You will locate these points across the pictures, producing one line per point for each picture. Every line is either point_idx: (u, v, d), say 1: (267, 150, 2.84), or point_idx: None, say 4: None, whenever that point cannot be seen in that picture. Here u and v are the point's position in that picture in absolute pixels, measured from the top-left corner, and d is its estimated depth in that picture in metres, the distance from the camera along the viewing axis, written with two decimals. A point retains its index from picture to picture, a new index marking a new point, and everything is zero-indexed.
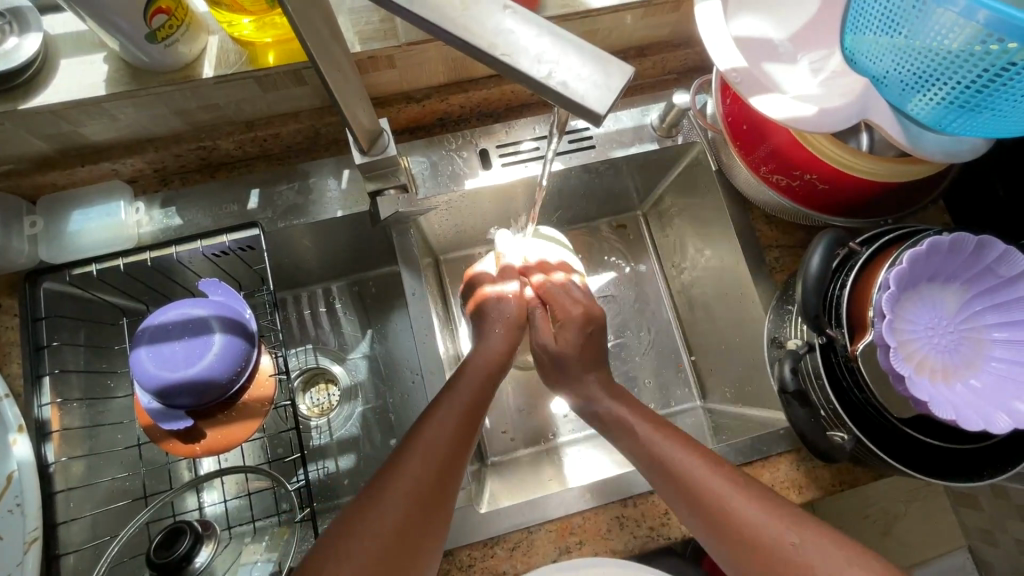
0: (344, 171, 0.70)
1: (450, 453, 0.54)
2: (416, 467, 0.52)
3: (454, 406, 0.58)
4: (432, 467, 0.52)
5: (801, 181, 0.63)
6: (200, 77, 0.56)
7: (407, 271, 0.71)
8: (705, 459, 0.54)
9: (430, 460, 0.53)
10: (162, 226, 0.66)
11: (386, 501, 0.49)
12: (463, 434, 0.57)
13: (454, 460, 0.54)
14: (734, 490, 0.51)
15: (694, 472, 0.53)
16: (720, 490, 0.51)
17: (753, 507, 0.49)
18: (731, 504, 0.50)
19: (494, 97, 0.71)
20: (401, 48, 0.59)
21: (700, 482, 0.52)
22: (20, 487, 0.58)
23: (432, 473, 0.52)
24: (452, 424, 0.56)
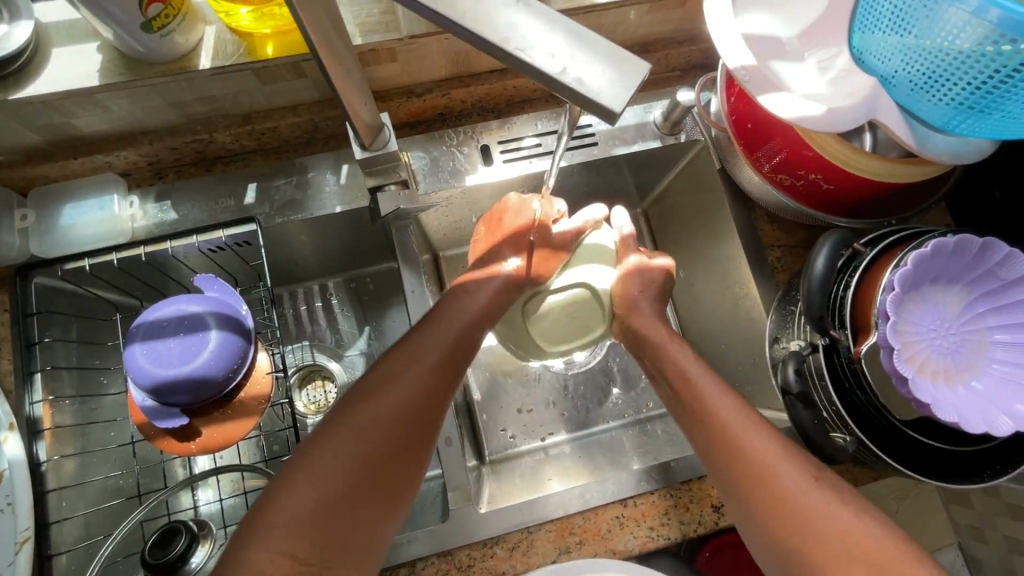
0: (342, 166, 0.69)
1: (432, 376, 0.55)
2: (398, 389, 0.52)
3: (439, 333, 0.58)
4: (413, 391, 0.53)
5: (806, 181, 0.62)
6: (197, 68, 0.55)
7: (406, 268, 0.70)
8: (759, 429, 0.52)
9: (413, 382, 0.53)
10: (156, 220, 0.65)
11: (368, 417, 0.50)
12: (452, 357, 0.57)
13: (437, 384, 0.55)
14: (775, 450, 0.51)
15: (749, 439, 0.51)
16: (771, 462, 0.50)
17: (799, 484, 0.48)
18: (779, 477, 0.49)
19: (496, 92, 0.70)
20: (403, 41, 0.58)
21: (750, 449, 0.51)
22: (10, 485, 0.57)
23: (414, 396, 0.53)
24: (434, 349, 0.57)
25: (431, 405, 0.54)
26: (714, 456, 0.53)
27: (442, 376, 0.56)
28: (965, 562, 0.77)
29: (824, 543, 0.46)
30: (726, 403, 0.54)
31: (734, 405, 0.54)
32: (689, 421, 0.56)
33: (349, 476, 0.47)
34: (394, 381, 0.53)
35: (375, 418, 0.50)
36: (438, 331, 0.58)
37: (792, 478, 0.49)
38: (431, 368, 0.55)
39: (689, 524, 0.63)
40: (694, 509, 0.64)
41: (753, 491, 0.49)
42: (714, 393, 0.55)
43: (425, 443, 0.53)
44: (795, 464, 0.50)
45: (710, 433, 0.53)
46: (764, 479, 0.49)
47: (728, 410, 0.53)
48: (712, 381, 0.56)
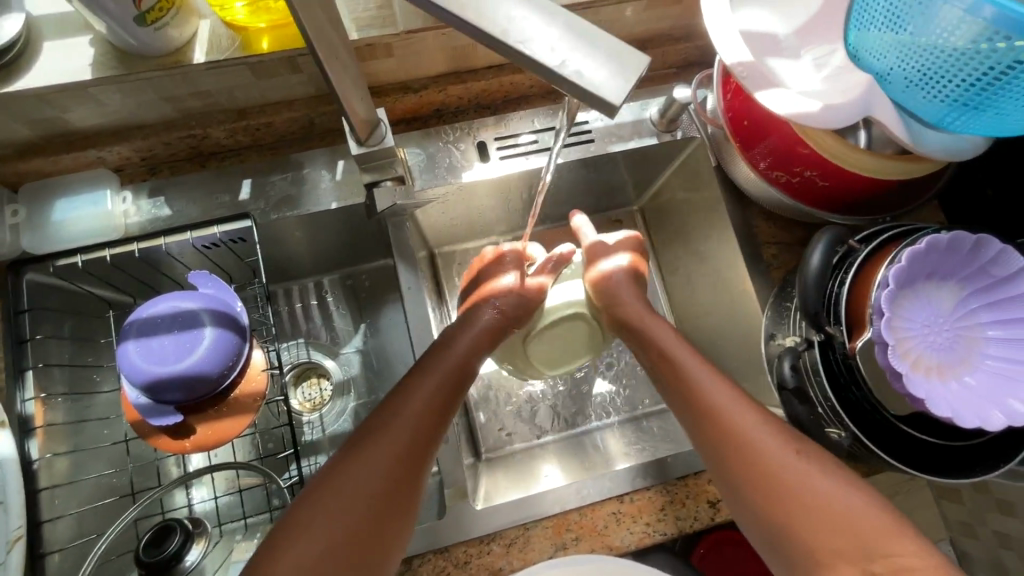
0: (338, 162, 0.68)
1: (425, 427, 0.53)
2: (412, 411, 0.54)
3: (425, 384, 0.57)
4: (404, 444, 0.51)
5: (802, 178, 0.62)
6: (191, 62, 0.54)
7: (402, 265, 0.70)
8: (737, 395, 0.54)
9: (425, 405, 0.55)
10: (150, 216, 0.64)
11: (360, 472, 0.48)
12: (453, 390, 0.59)
13: (428, 438, 0.53)
14: (757, 421, 0.52)
15: (725, 402, 0.53)
16: (750, 424, 0.51)
17: (783, 451, 0.49)
18: (756, 436, 0.50)
19: (493, 88, 0.70)
20: (400, 36, 0.58)
21: (735, 417, 0.52)
22: (2, 485, 0.55)
23: (407, 448, 0.51)
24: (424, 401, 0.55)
25: (421, 458, 0.52)
26: (693, 422, 0.55)
27: (432, 427, 0.54)
28: (955, 555, 0.78)
29: (804, 504, 0.46)
30: (705, 372, 0.57)
31: (712, 375, 0.57)
32: (677, 394, 0.58)
33: (338, 536, 0.45)
34: (404, 410, 0.54)
35: (367, 472, 0.48)
36: (445, 360, 0.60)
37: (772, 441, 0.50)
38: (422, 420, 0.54)
39: (685, 520, 0.63)
40: (690, 504, 0.64)
41: (733, 454, 0.50)
42: (691, 365, 0.58)
43: (415, 498, 0.51)
44: (775, 427, 0.51)
45: (690, 399, 0.56)
46: (744, 438, 0.50)
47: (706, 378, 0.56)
48: (691, 357, 0.60)
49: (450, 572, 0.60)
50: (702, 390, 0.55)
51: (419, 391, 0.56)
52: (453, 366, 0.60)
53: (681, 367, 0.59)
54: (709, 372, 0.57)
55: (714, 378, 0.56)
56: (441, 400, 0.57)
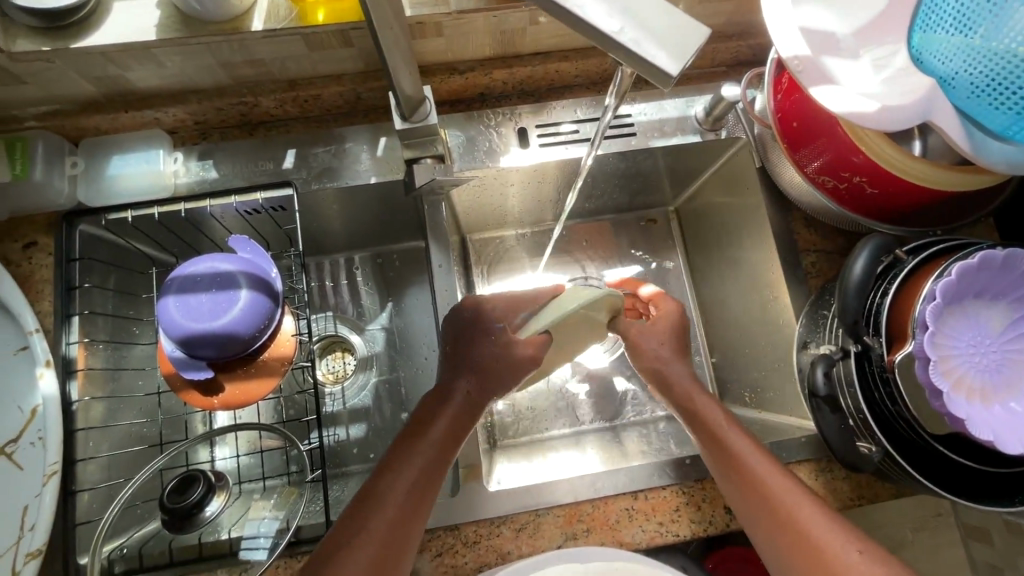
0: (380, 139, 0.69)
1: (444, 446, 0.53)
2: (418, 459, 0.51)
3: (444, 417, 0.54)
4: (413, 491, 0.50)
5: (849, 184, 0.60)
6: (249, 29, 0.56)
7: (435, 244, 0.71)
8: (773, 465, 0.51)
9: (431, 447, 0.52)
10: (198, 177, 0.66)
11: (355, 546, 0.46)
12: (460, 426, 0.54)
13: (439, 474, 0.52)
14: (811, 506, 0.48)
15: (776, 490, 0.49)
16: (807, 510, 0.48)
17: (841, 542, 0.46)
18: (818, 533, 0.46)
19: (538, 76, 0.70)
20: (451, 15, 0.58)
21: (781, 497, 0.49)
22: (44, 422, 0.58)
23: (407, 508, 0.49)
24: (432, 458, 0.52)
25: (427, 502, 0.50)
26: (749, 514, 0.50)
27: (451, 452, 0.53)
28: None
29: None
30: (746, 444, 0.53)
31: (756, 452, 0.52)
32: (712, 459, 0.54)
33: None
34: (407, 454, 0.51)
35: (380, 514, 0.48)
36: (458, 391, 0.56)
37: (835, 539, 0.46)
38: (419, 483, 0.50)
39: (699, 523, 0.62)
40: (705, 508, 0.62)
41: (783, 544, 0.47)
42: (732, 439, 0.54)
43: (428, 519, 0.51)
44: (834, 519, 0.47)
45: (734, 478, 0.52)
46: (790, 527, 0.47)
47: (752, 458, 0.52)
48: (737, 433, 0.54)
49: (460, 550, 0.60)
50: (739, 459, 0.52)
51: (423, 447, 0.52)
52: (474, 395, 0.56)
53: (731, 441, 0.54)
54: (753, 449, 0.53)
55: (758, 449, 0.53)
56: (452, 441, 0.53)
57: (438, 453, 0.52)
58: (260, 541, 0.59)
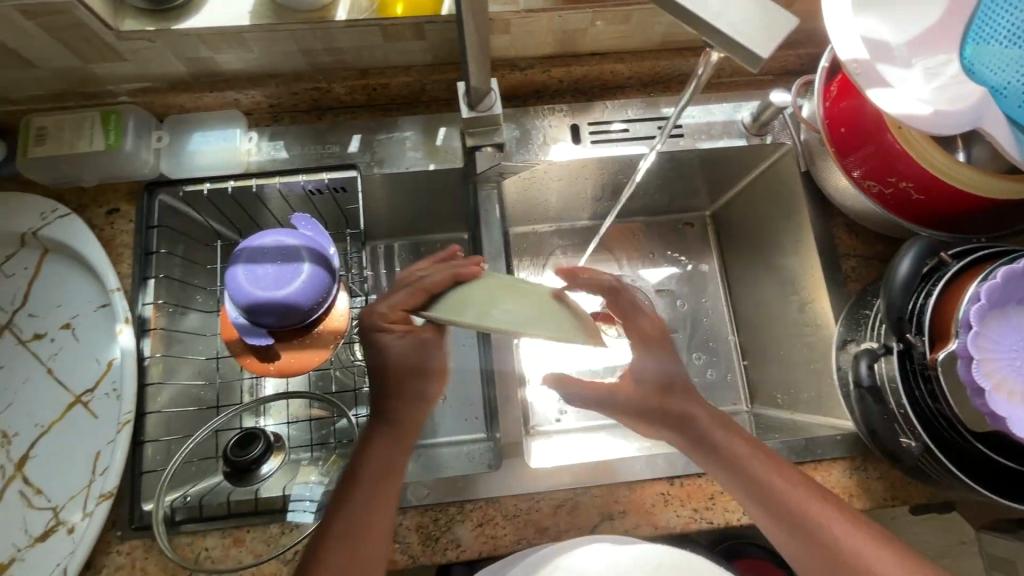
0: (440, 129, 0.73)
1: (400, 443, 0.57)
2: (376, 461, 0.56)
3: (407, 412, 0.59)
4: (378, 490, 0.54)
5: (895, 189, 0.62)
6: (333, 18, 0.60)
7: (486, 232, 0.74)
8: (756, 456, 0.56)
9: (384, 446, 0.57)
10: (269, 156, 0.71)
11: (329, 546, 0.51)
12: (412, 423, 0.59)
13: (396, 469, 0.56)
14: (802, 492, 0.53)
15: (769, 479, 0.54)
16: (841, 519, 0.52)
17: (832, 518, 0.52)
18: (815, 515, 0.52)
19: (593, 75, 0.73)
20: (518, 13, 0.62)
21: (774, 484, 0.54)
22: (119, 374, 0.63)
23: (373, 504, 0.54)
24: (382, 470, 0.56)
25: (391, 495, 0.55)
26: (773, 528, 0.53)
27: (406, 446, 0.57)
28: None
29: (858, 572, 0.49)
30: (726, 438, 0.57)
31: (743, 446, 0.57)
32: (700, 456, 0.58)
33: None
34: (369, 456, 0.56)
35: (355, 515, 0.53)
36: (407, 391, 0.59)
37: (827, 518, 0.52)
38: (380, 482, 0.55)
39: (733, 512, 0.63)
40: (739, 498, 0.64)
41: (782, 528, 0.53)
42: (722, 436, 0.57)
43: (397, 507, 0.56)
44: (816, 496, 0.53)
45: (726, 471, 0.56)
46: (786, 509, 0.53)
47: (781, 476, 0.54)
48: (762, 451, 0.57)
49: (499, 522, 0.63)
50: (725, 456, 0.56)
51: (377, 452, 0.56)
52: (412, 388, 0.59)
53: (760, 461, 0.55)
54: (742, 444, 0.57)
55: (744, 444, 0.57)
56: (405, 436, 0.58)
57: (382, 465, 0.56)
58: (306, 503, 0.61)
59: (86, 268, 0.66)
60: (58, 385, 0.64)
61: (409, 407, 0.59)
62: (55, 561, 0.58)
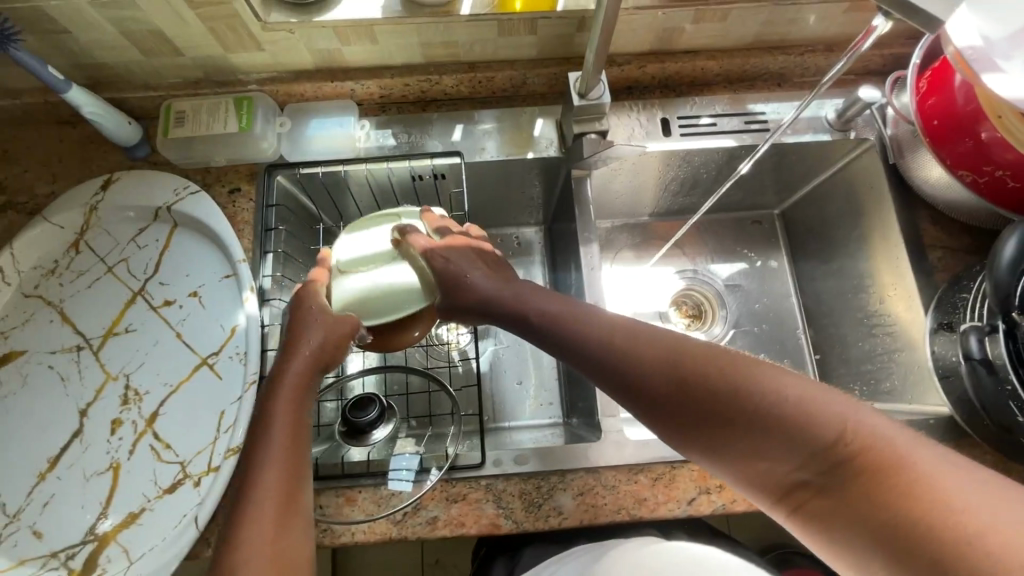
0: (539, 120, 0.77)
1: (295, 417, 0.49)
2: (282, 433, 0.47)
3: (294, 365, 0.52)
4: (286, 470, 0.45)
5: (990, 178, 0.64)
6: (459, 12, 0.65)
7: (579, 217, 0.77)
8: (719, 351, 0.45)
9: (282, 419, 0.48)
10: (377, 143, 0.76)
11: (245, 535, 0.42)
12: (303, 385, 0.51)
13: (298, 453, 0.47)
14: (794, 388, 0.41)
15: (745, 382, 0.42)
16: (831, 412, 0.40)
17: (839, 411, 0.40)
18: (813, 412, 0.40)
19: (684, 72, 0.77)
20: (627, 10, 0.67)
21: (748, 385, 0.42)
22: (243, 339, 0.67)
23: (286, 487, 0.45)
24: (292, 415, 0.49)
25: (299, 477, 0.46)
26: (736, 465, 0.43)
27: (300, 423, 0.49)
28: None
29: (908, 497, 0.36)
30: (679, 337, 0.47)
31: (704, 346, 0.46)
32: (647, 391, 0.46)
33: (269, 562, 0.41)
34: (267, 432, 0.47)
35: (259, 499, 0.43)
36: (301, 344, 0.53)
37: (833, 413, 0.40)
38: (290, 463, 0.46)
39: None
40: None
41: (776, 437, 0.40)
42: (678, 337, 0.47)
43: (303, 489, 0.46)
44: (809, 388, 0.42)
45: (684, 384, 0.44)
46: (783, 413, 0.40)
47: (735, 362, 0.44)
48: (704, 344, 0.46)
49: (597, 492, 0.65)
50: (687, 363, 0.45)
51: (267, 423, 0.48)
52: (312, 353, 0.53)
53: (704, 368, 0.44)
54: (702, 343, 0.46)
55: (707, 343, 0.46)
56: (300, 401, 0.50)
57: (291, 410, 0.49)
58: (403, 473, 0.64)
59: (212, 241, 0.71)
60: (185, 347, 0.68)
61: (297, 361, 0.52)
62: (184, 511, 0.61)
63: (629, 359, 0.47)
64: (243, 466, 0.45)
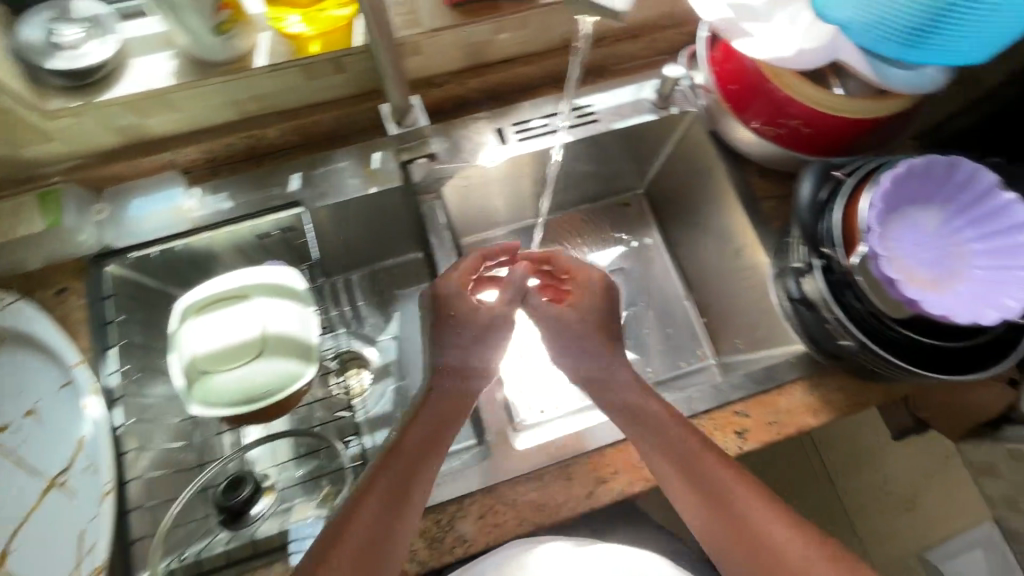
0: (375, 154, 0.75)
1: (408, 467, 0.59)
2: (394, 474, 0.58)
3: (423, 426, 0.62)
4: (385, 509, 0.56)
5: (789, 128, 0.69)
6: (253, 65, 0.64)
7: (434, 239, 0.77)
8: (737, 475, 0.59)
9: (400, 464, 0.59)
10: (213, 209, 0.72)
11: (337, 553, 0.53)
12: (433, 442, 0.62)
13: (405, 492, 0.57)
14: (772, 510, 0.58)
15: (744, 496, 0.58)
16: (797, 555, 0.55)
17: (799, 543, 0.56)
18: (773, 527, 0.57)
19: (505, 81, 0.80)
20: (426, 34, 0.68)
21: (743, 496, 0.58)
22: (93, 446, 0.62)
23: (384, 525, 0.55)
24: (409, 465, 0.59)
25: (402, 518, 0.56)
26: (706, 499, 0.59)
27: (418, 474, 0.59)
28: None
29: None
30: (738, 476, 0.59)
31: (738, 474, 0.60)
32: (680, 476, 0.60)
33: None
34: (382, 472, 0.58)
35: (365, 523, 0.55)
36: (422, 414, 0.63)
37: (783, 531, 0.56)
38: (388, 504, 0.56)
39: None
40: (718, 436, 0.68)
41: (744, 531, 0.57)
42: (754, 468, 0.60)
43: (406, 524, 0.56)
44: (790, 519, 0.57)
45: (696, 483, 0.59)
46: (753, 526, 0.57)
47: (740, 483, 0.59)
48: (730, 469, 0.60)
49: (500, 509, 0.64)
50: (728, 480, 0.59)
51: (388, 467, 0.58)
52: (437, 420, 0.63)
53: (720, 479, 0.59)
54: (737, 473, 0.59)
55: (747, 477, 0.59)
56: (422, 453, 0.60)
57: (409, 464, 0.59)
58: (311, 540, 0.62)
59: (43, 350, 0.66)
60: (30, 472, 0.63)
61: (423, 428, 0.62)
62: None
63: (667, 459, 0.60)
64: (360, 490, 0.57)
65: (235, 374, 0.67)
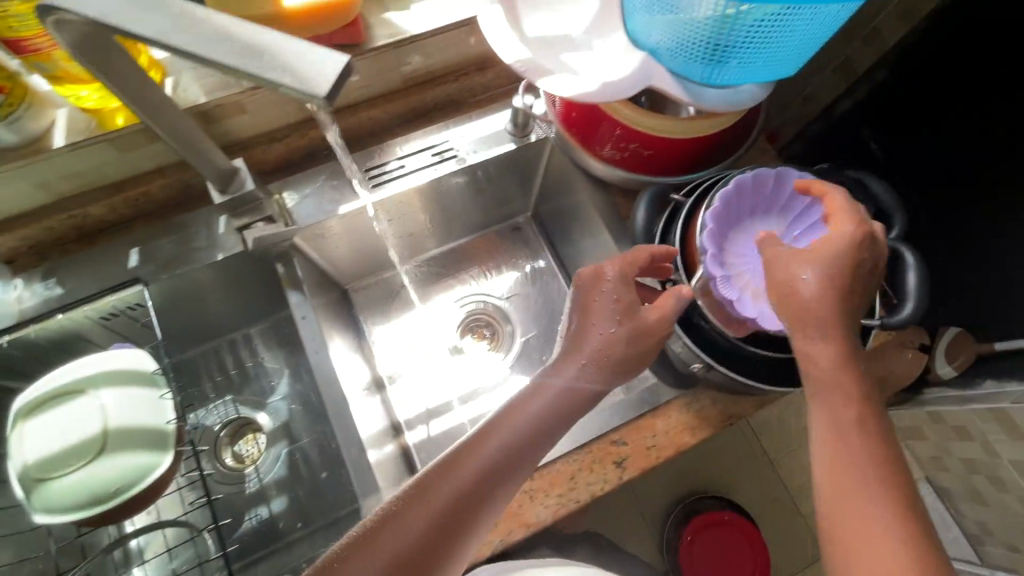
0: (219, 219, 0.72)
1: (506, 466, 0.53)
2: (476, 471, 0.52)
3: (529, 421, 0.56)
4: (450, 503, 0.50)
5: (630, 152, 0.70)
6: (51, 147, 0.60)
7: (295, 297, 0.74)
8: (869, 420, 0.50)
9: (487, 460, 0.53)
10: (43, 296, 0.68)
11: (367, 553, 0.46)
12: (541, 434, 0.56)
13: (482, 491, 0.51)
14: (869, 462, 0.48)
15: (839, 445, 0.49)
16: (873, 527, 0.46)
17: (881, 508, 0.46)
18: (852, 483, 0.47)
19: (352, 127, 0.78)
20: (245, 93, 0.65)
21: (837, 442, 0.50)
22: None
23: (433, 525, 0.48)
24: (504, 457, 0.53)
25: (458, 521, 0.49)
26: (835, 433, 0.51)
27: (514, 466, 0.54)
28: None
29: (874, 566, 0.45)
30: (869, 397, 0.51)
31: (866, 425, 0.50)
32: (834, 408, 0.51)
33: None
34: (468, 464, 0.52)
35: (406, 518, 0.48)
36: (532, 402, 0.57)
37: (869, 492, 0.47)
38: (464, 499, 0.50)
39: (594, 484, 0.66)
40: (597, 469, 0.67)
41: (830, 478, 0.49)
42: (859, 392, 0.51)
43: (465, 522, 0.50)
44: (880, 477, 0.48)
45: (842, 419, 0.50)
46: (837, 474, 0.48)
47: (852, 426, 0.50)
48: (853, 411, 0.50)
49: None
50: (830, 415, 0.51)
51: (470, 461, 0.52)
52: (561, 412, 0.57)
53: (845, 419, 0.50)
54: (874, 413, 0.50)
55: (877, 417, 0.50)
56: (523, 447, 0.55)
57: (495, 464, 0.53)
58: None
59: None
60: None
61: (537, 414, 0.56)
62: None
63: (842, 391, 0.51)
64: (417, 483, 0.51)
65: (75, 474, 0.61)
